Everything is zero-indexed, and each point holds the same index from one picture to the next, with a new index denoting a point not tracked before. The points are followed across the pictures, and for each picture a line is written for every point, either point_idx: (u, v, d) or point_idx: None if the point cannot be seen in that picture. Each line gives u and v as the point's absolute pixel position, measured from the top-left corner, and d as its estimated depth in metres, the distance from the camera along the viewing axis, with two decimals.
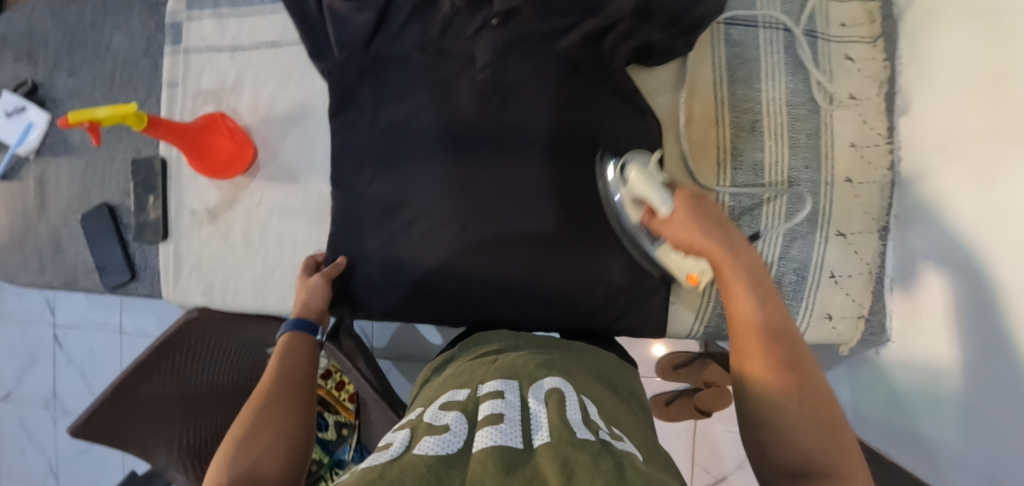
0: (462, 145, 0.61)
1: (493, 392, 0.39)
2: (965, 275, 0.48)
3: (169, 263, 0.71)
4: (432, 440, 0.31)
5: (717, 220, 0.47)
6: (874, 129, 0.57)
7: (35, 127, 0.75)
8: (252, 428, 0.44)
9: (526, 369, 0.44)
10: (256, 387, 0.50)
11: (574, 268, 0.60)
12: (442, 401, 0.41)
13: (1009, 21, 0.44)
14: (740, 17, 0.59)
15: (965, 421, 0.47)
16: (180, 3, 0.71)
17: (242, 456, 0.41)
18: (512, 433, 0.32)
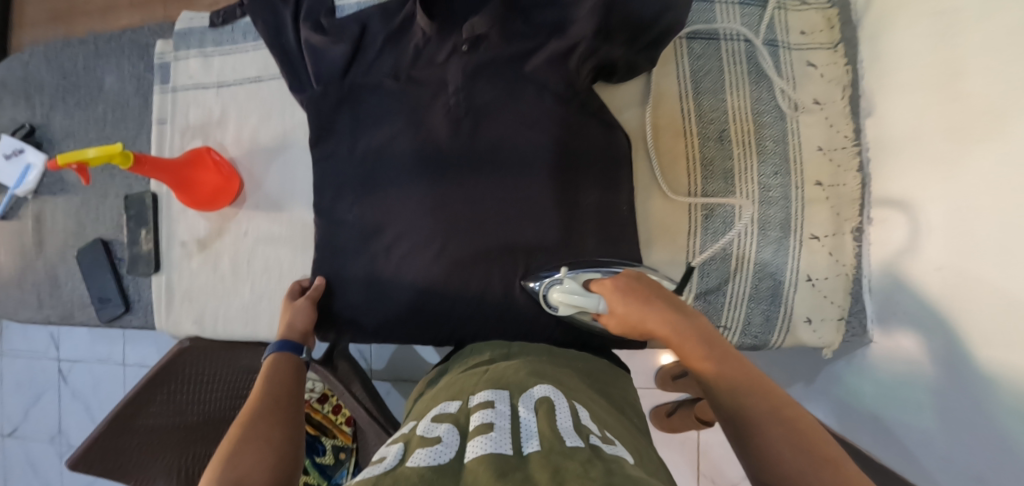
0: (438, 167, 0.63)
1: (484, 401, 0.41)
2: (937, 269, 0.48)
3: (161, 294, 0.72)
4: (424, 451, 0.34)
5: (648, 295, 0.51)
6: (840, 132, 0.58)
7: (33, 169, 0.78)
8: (240, 443, 0.44)
9: (516, 378, 0.45)
10: (242, 408, 0.50)
11: None
12: (434, 414, 0.42)
13: (961, 21, 0.45)
14: (701, 30, 0.61)
15: (946, 418, 0.47)
16: (168, 44, 0.74)
17: (231, 469, 0.41)
18: (503, 442, 0.33)
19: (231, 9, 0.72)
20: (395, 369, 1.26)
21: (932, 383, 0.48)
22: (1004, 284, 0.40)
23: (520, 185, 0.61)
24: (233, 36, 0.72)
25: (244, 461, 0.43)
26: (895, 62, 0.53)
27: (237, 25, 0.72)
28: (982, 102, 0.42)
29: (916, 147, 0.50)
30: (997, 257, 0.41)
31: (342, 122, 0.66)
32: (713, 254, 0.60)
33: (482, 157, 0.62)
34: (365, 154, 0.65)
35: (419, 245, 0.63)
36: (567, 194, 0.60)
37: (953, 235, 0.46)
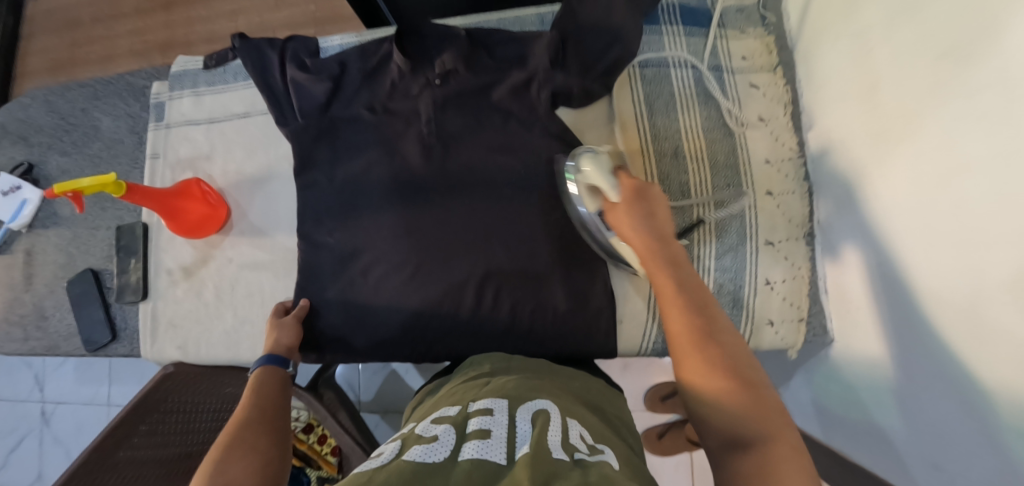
0: (413, 189, 0.67)
1: (483, 409, 0.43)
2: (879, 264, 0.51)
3: (147, 322, 0.73)
4: (421, 448, 0.37)
5: (655, 216, 0.54)
6: (785, 145, 0.63)
7: (28, 204, 0.81)
8: (227, 452, 0.44)
9: (516, 393, 0.47)
10: (228, 421, 0.50)
11: (527, 295, 0.63)
12: (434, 415, 0.45)
13: (872, 39, 0.50)
14: (652, 59, 0.66)
15: (904, 412, 0.48)
16: (164, 85, 0.80)
17: (218, 476, 0.41)
18: (495, 445, 0.37)
19: (224, 53, 0.78)
20: (382, 400, 1.26)
21: (890, 382, 0.50)
22: (929, 270, 0.43)
23: (490, 205, 0.65)
24: (225, 77, 0.78)
25: (232, 471, 0.42)
26: (824, 80, 0.59)
27: (229, 66, 0.78)
28: (896, 110, 0.48)
29: (850, 154, 0.55)
30: (926, 248, 0.44)
31: (320, 153, 0.70)
32: None
33: (452, 181, 0.66)
34: (344, 181, 0.69)
35: (395, 264, 0.65)
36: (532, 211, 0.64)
37: (883, 231, 0.50)
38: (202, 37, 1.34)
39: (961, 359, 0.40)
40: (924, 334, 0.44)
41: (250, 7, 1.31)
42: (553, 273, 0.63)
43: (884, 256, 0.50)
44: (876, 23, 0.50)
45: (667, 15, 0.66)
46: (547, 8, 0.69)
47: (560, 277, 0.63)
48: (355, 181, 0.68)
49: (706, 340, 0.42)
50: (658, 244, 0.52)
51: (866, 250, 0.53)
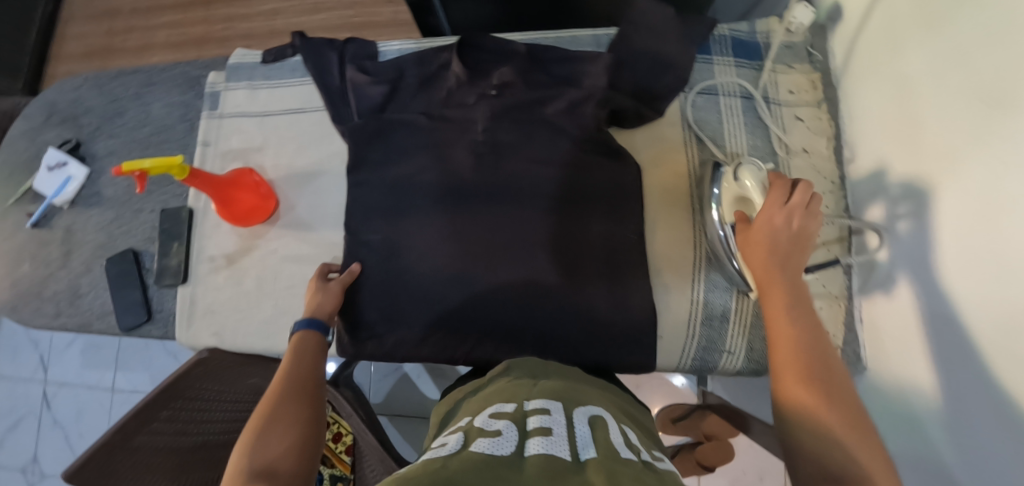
0: (460, 196, 0.67)
1: (540, 408, 0.43)
2: (920, 294, 0.52)
3: (184, 306, 0.73)
4: (485, 441, 0.36)
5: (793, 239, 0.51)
6: (825, 177, 0.65)
7: (72, 181, 0.82)
8: (266, 425, 0.48)
9: (567, 394, 0.47)
10: (267, 387, 0.53)
11: (565, 305, 0.63)
12: (491, 412, 0.45)
13: (913, 83, 0.54)
14: (705, 86, 0.69)
15: (934, 441, 0.49)
16: (220, 76, 0.82)
17: (259, 453, 0.45)
18: (559, 443, 0.36)
19: (283, 49, 0.80)
20: (392, 404, 1.25)
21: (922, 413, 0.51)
22: (962, 303, 0.46)
23: (535, 213, 0.66)
24: (281, 72, 0.80)
25: (272, 444, 0.46)
26: (869, 118, 0.61)
27: (286, 62, 0.81)
28: (936, 150, 0.51)
29: (891, 191, 0.58)
30: (963, 281, 0.46)
31: (373, 152, 0.71)
32: (715, 282, 0.65)
33: (497, 190, 0.67)
34: (394, 181, 0.70)
35: (437, 265, 0.66)
36: (577, 221, 0.65)
37: (920, 264, 0.53)
38: (239, 34, 1.37)
39: (986, 392, 0.42)
40: (953, 366, 0.46)
41: (290, 8, 1.34)
42: (594, 284, 0.63)
43: (920, 291, 0.52)
44: (918, 69, 0.53)
45: (719, 46, 0.70)
46: (602, 31, 0.72)
47: (601, 289, 0.63)
48: (403, 182, 0.69)
49: (815, 374, 0.42)
50: (785, 262, 0.50)
51: (905, 282, 0.55)
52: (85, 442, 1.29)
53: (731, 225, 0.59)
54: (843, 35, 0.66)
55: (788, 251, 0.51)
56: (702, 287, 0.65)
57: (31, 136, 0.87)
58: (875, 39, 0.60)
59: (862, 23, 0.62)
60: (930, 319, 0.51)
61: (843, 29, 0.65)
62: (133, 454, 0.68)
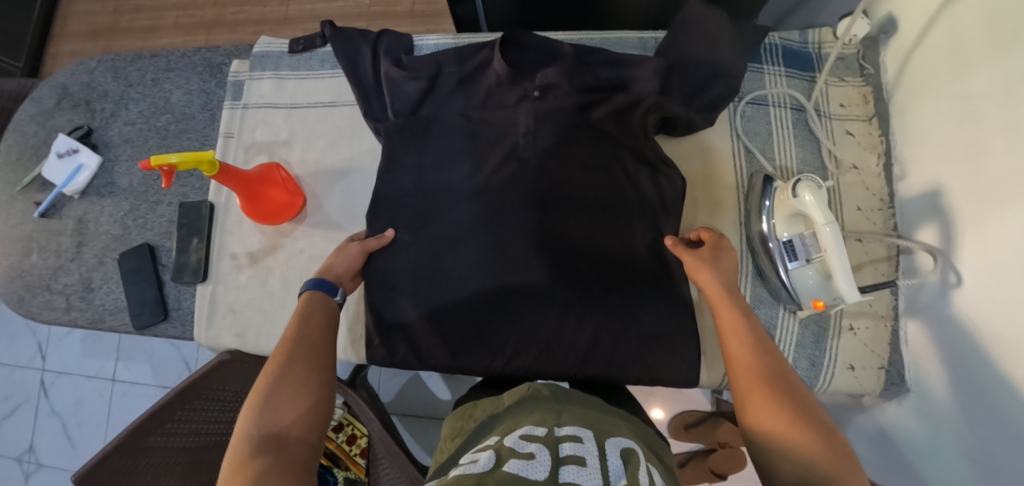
0: (499, 204, 0.64)
1: (571, 435, 0.41)
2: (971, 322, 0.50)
3: (204, 306, 0.70)
4: (519, 462, 0.34)
5: (722, 265, 0.57)
6: (874, 194, 0.64)
7: (83, 169, 0.78)
8: (275, 383, 0.47)
9: (596, 425, 0.45)
10: (279, 343, 0.53)
11: (609, 316, 0.61)
12: (521, 432, 0.42)
13: (983, 104, 0.51)
14: (754, 96, 0.68)
15: (975, 473, 0.48)
16: (244, 64, 0.78)
17: (268, 413, 0.45)
18: (593, 476, 0.34)
19: (312, 39, 0.77)
20: (403, 405, 1.22)
21: (962, 446, 0.50)
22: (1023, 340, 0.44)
23: (578, 223, 0.64)
24: (310, 63, 0.77)
25: (281, 404, 0.46)
26: (923, 136, 0.59)
27: (315, 53, 0.77)
28: (1004, 177, 0.48)
29: (944, 214, 0.56)
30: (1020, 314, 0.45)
31: (407, 152, 0.68)
32: (761, 298, 0.64)
33: (539, 197, 0.64)
34: (429, 184, 0.67)
35: (473, 272, 0.63)
36: (622, 231, 0.63)
37: (976, 292, 0.50)
38: (253, 18, 1.32)
39: None
40: (1004, 400, 0.45)
41: None
42: (637, 300, 0.62)
43: (973, 320, 0.50)
44: (988, 90, 0.50)
45: (770, 55, 0.69)
46: (650, 35, 0.72)
47: (649, 301, 0.62)
48: (438, 184, 0.67)
49: (771, 381, 0.44)
50: (731, 287, 0.55)
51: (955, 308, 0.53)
52: (83, 434, 1.26)
53: (784, 241, 0.58)
54: (896, 51, 0.64)
55: (727, 275, 0.56)
56: (749, 302, 0.64)
57: (41, 120, 0.83)
58: (932, 57, 0.58)
59: (919, 40, 0.60)
60: (976, 350, 0.50)
61: (897, 45, 0.64)
62: (149, 454, 0.67)
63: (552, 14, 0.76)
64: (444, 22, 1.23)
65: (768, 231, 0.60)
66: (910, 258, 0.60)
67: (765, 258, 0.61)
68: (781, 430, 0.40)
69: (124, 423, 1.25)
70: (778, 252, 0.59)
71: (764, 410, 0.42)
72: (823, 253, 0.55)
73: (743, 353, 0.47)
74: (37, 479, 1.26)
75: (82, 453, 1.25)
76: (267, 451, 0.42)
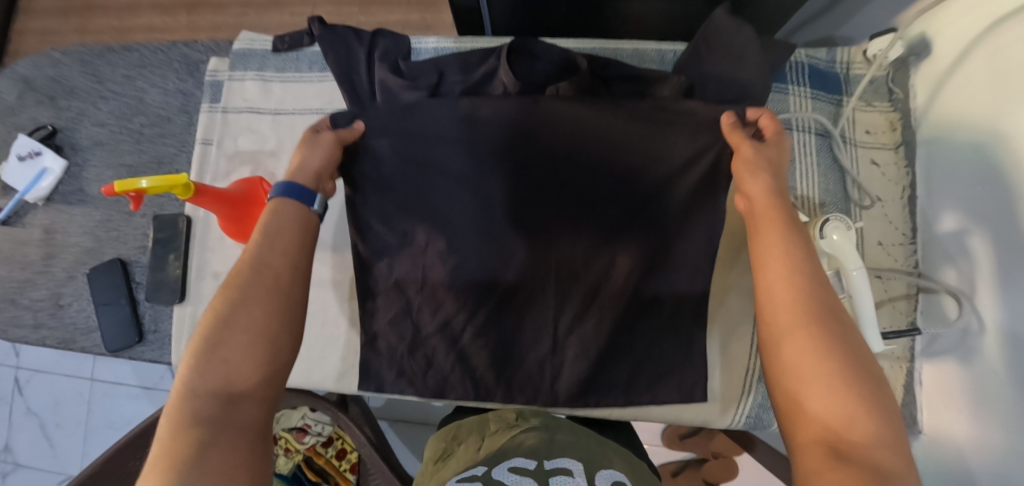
0: (493, 254, 0.58)
1: (563, 467, 0.41)
2: (993, 371, 0.48)
3: (183, 328, 0.66)
4: None
5: (776, 166, 0.50)
6: (897, 228, 0.62)
7: (49, 174, 0.72)
8: (220, 329, 0.41)
9: (585, 451, 0.45)
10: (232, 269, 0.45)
11: (613, 316, 0.58)
12: (510, 466, 0.42)
13: (1016, 150, 0.46)
14: (779, 118, 0.64)
15: None
16: (225, 63, 0.72)
17: (210, 360, 0.39)
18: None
19: (299, 36, 0.70)
20: (392, 411, 1.17)
21: None
22: None
23: (568, 269, 0.58)
24: (298, 64, 0.71)
25: (228, 354, 0.40)
26: (951, 171, 0.56)
27: (303, 52, 0.71)
28: None
29: (965, 256, 0.53)
30: None
31: (388, 168, 0.57)
32: None
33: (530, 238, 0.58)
34: None
35: (457, 310, 0.59)
36: (624, 222, 0.57)
37: (1002, 345, 0.47)
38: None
39: None
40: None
41: None
42: (624, 347, 0.59)
43: (995, 373, 0.48)
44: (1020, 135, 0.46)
45: (795, 74, 0.65)
46: (668, 47, 0.68)
47: (660, 301, 0.58)
48: None
49: (820, 318, 0.39)
50: (784, 200, 0.48)
51: (974, 356, 0.51)
52: (62, 434, 1.22)
53: None
54: (928, 76, 0.59)
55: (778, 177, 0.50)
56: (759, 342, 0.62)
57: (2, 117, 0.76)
58: (966, 88, 0.53)
59: (953, 67, 0.55)
60: (1003, 407, 0.47)
61: (929, 69, 0.59)
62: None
63: (563, 17, 0.70)
64: (441, 10, 1.15)
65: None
66: (931, 298, 0.58)
67: None
68: (821, 375, 0.36)
69: (105, 424, 1.21)
70: None
71: (804, 352, 0.38)
72: (849, 295, 0.53)
73: (788, 282, 0.42)
74: (15, 478, 1.22)
75: (61, 455, 1.21)
76: (217, 414, 0.37)
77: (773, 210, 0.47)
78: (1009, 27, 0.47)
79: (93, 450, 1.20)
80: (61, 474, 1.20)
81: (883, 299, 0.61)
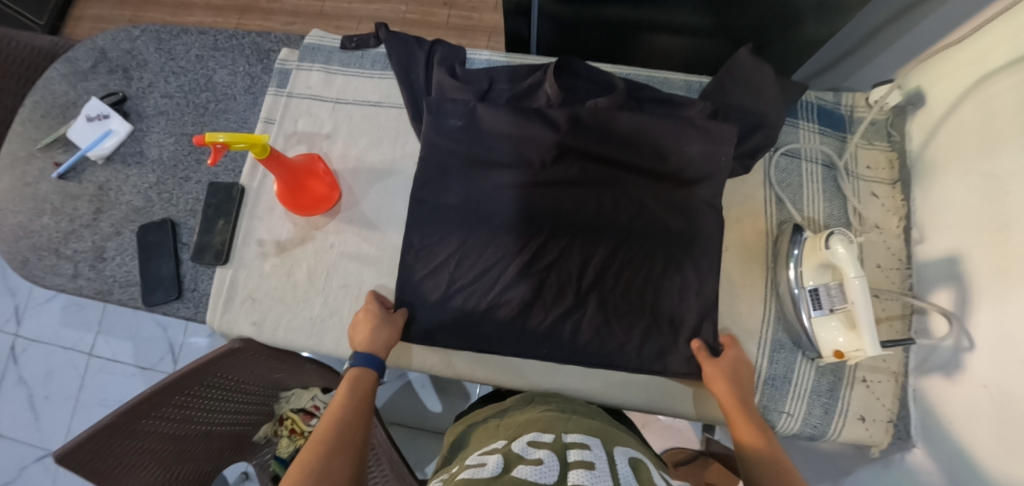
0: (531, 213, 0.66)
1: (579, 442, 0.45)
2: (980, 383, 0.53)
3: (223, 289, 0.69)
4: (529, 468, 0.38)
5: (740, 382, 0.60)
6: (894, 254, 0.68)
7: (113, 135, 0.76)
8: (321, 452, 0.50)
9: (600, 431, 0.49)
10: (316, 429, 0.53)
11: (630, 282, 0.65)
12: (528, 438, 0.46)
13: (1009, 184, 0.53)
14: (791, 149, 0.72)
15: None
16: (294, 53, 0.79)
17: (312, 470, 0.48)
18: (602, 478, 0.38)
19: (366, 39, 0.78)
20: (391, 412, 1.16)
21: None
22: None
23: (594, 229, 0.66)
24: (362, 61, 0.78)
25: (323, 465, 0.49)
26: (946, 206, 0.62)
27: (367, 52, 0.78)
28: None
29: (959, 279, 0.59)
30: None
31: (449, 143, 0.68)
32: (781, 343, 0.66)
33: (563, 199, 0.67)
34: (473, 199, 0.67)
35: (494, 261, 0.66)
36: (637, 200, 0.66)
37: (994, 357, 0.52)
38: (287, 8, 1.32)
39: None
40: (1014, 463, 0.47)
41: None
42: (640, 313, 0.64)
43: (986, 383, 0.52)
44: (1013, 171, 0.52)
45: (807, 111, 0.74)
46: (695, 79, 0.76)
47: (670, 274, 0.65)
48: (480, 198, 0.67)
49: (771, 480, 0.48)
50: (741, 393, 0.59)
51: (966, 370, 0.56)
52: (49, 407, 1.19)
53: (810, 289, 0.61)
54: (923, 121, 0.67)
55: (742, 391, 0.60)
56: (770, 346, 0.66)
57: (74, 81, 0.81)
58: (960, 131, 0.61)
59: (947, 113, 0.63)
60: (995, 415, 0.51)
61: (925, 115, 0.67)
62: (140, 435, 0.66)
63: (603, 46, 0.79)
64: (478, 37, 1.24)
65: (795, 278, 0.62)
66: (924, 318, 0.63)
67: (780, 303, 0.66)
68: None
69: (96, 401, 1.19)
70: (804, 299, 0.61)
71: None
72: (849, 304, 0.57)
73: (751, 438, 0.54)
74: None
75: (44, 429, 1.18)
76: None
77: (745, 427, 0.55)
78: (1002, 79, 0.55)
79: (79, 426, 1.17)
80: (40, 449, 1.17)
81: (885, 317, 0.66)
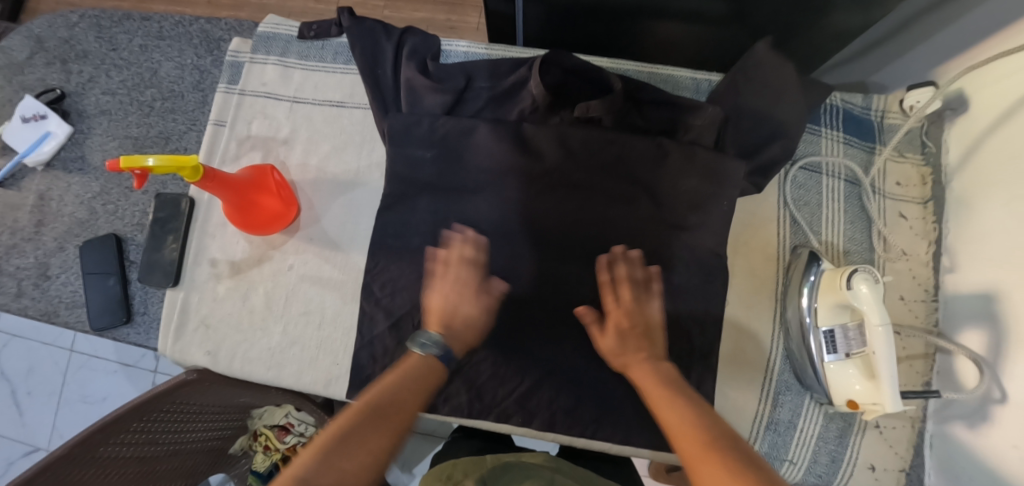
0: (514, 236, 0.58)
1: None
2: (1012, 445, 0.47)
3: (174, 314, 0.63)
4: None
5: (639, 331, 0.50)
6: (920, 284, 0.60)
7: (51, 137, 0.69)
8: (366, 419, 0.39)
9: None
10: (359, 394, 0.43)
11: None
12: None
13: None
14: (809, 162, 0.63)
15: None
16: (247, 44, 0.70)
17: (352, 435, 0.37)
18: None
19: (327, 26, 0.68)
20: None
21: None
22: None
23: (590, 254, 0.58)
24: (323, 53, 0.68)
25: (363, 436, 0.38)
26: (984, 234, 0.54)
27: (329, 42, 0.69)
28: None
29: (993, 321, 0.51)
30: None
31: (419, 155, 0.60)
32: (788, 384, 0.59)
33: (551, 220, 0.58)
34: (450, 217, 0.59)
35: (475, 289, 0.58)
36: (632, 223, 0.58)
37: None
38: None
39: None
40: None
41: None
42: None
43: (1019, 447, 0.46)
44: None
45: (830, 117, 0.65)
46: (703, 76, 0.67)
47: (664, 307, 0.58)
48: (453, 214, 0.59)
49: (720, 446, 0.36)
50: (655, 343, 0.50)
51: (993, 427, 0.50)
52: (33, 403, 1.18)
53: (825, 330, 0.53)
54: (963, 131, 0.58)
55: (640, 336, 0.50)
56: (774, 387, 0.59)
57: (9, 74, 0.73)
58: (1007, 147, 0.51)
59: (993, 126, 0.54)
60: None
61: (966, 125, 0.58)
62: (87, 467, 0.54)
63: (596, 37, 0.69)
64: None
65: (808, 312, 0.55)
66: (948, 360, 0.56)
67: (788, 338, 0.59)
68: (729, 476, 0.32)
69: (78, 398, 1.17)
70: (816, 340, 0.54)
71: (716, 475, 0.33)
72: (868, 350, 0.50)
73: (675, 412, 0.41)
74: None
75: (29, 425, 1.17)
76: None
77: (659, 387, 0.45)
78: None
79: (63, 423, 1.16)
80: (27, 444, 1.16)
81: (906, 358, 0.59)
